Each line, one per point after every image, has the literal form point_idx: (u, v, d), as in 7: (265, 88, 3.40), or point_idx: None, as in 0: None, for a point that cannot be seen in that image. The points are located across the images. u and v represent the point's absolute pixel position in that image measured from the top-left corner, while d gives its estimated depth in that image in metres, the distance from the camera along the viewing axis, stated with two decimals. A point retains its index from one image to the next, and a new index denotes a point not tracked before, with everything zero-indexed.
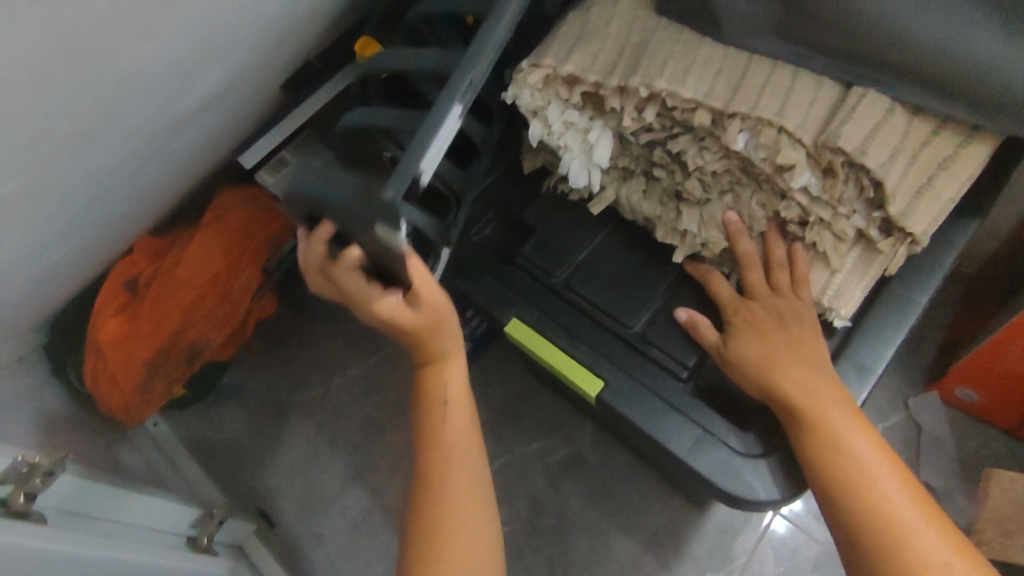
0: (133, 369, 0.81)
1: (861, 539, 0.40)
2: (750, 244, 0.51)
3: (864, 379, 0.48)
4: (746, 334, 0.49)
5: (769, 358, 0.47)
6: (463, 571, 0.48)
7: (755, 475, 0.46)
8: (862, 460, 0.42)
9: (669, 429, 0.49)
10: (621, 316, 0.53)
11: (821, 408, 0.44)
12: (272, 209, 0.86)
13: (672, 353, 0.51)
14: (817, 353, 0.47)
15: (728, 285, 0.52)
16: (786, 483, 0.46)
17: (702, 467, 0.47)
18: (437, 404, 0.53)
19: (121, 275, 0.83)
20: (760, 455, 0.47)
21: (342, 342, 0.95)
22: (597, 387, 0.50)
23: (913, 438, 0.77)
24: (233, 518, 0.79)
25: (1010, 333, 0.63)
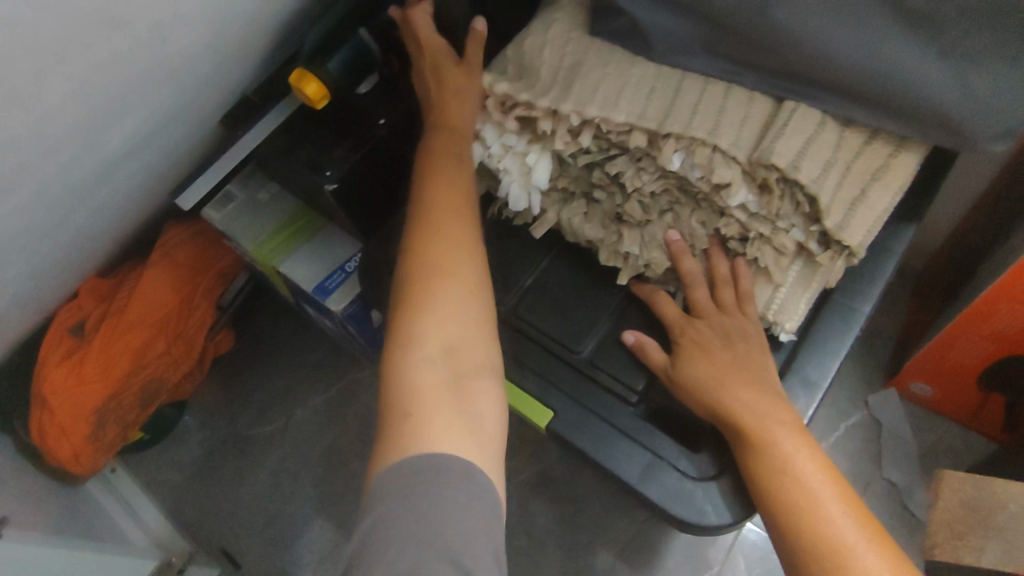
0: (81, 418, 0.78)
1: (812, 563, 0.39)
2: (693, 263, 0.50)
3: (811, 394, 0.48)
4: (693, 353, 0.48)
5: (717, 379, 0.46)
6: (455, 307, 0.45)
7: (706, 498, 0.46)
8: (810, 483, 0.41)
9: (620, 455, 0.48)
10: (568, 342, 0.53)
11: (767, 432, 0.44)
12: (222, 243, 0.84)
13: (620, 377, 0.51)
14: (763, 371, 0.47)
15: (674, 304, 0.51)
16: (736, 506, 0.46)
17: (653, 494, 0.47)
18: (448, 156, 0.51)
19: (65, 320, 0.80)
20: (712, 477, 0.47)
21: (302, 372, 0.93)
22: (546, 417, 0.50)
23: (874, 436, 0.78)
24: (196, 567, 0.78)
25: (957, 328, 0.65)
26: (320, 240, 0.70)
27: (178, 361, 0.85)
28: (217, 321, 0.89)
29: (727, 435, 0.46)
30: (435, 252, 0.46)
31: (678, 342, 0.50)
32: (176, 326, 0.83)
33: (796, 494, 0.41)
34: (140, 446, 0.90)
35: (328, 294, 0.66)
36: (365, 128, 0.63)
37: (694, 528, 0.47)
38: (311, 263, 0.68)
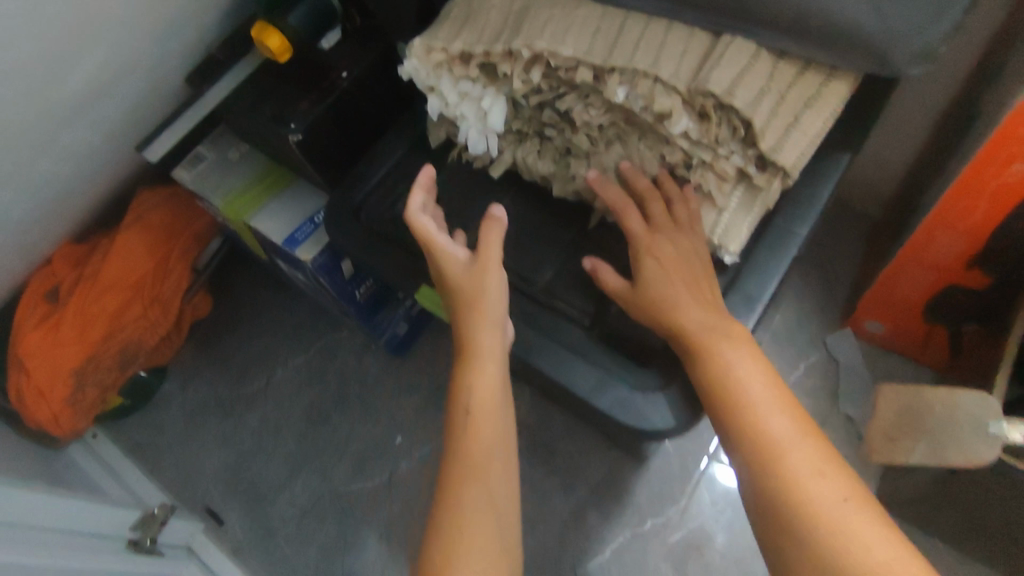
0: (60, 379, 0.79)
1: (747, 446, 0.43)
2: (647, 182, 0.52)
3: (751, 309, 0.51)
4: (651, 269, 0.50)
5: (671, 298, 0.49)
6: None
7: (654, 406, 0.50)
8: (748, 386, 0.45)
9: (575, 374, 0.51)
10: (526, 274, 0.55)
11: (714, 343, 0.46)
12: (195, 206, 0.86)
13: (575, 304, 0.54)
14: (711, 292, 0.50)
15: (638, 216, 0.52)
16: (681, 412, 0.49)
17: (604, 405, 0.50)
18: (460, 412, 0.48)
19: (42, 286, 0.81)
20: (660, 387, 0.50)
21: (282, 335, 0.95)
22: None
23: (832, 372, 0.81)
24: (175, 519, 0.79)
25: (902, 260, 0.68)
26: (290, 196, 0.72)
27: (156, 324, 0.86)
28: (193, 284, 0.91)
29: (679, 349, 0.49)
30: (466, 518, 0.43)
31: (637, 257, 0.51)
32: (153, 289, 0.84)
33: (738, 395, 0.44)
34: (121, 412, 0.91)
35: (298, 246, 0.67)
36: (329, 81, 0.65)
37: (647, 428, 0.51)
38: (281, 216, 0.70)
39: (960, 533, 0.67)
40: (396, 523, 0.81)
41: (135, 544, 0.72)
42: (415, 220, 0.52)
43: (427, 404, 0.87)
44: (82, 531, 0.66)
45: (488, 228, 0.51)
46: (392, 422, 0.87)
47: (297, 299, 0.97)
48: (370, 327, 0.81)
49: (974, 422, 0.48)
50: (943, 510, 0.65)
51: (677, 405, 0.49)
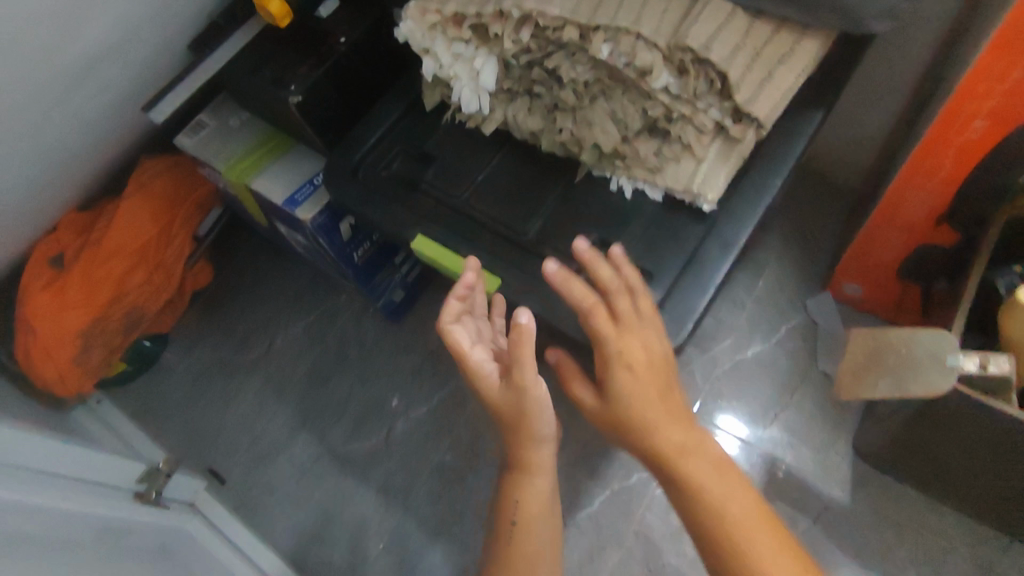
0: (67, 341, 0.82)
1: (700, 525, 0.46)
2: (606, 270, 0.51)
3: (727, 253, 0.53)
4: (622, 379, 0.49)
5: (640, 400, 0.49)
6: None
7: None
8: (705, 488, 0.47)
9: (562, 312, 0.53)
10: (516, 225, 0.57)
11: (681, 455, 0.48)
12: (197, 175, 0.89)
13: (563, 251, 0.56)
14: (671, 378, 0.50)
15: (610, 270, 0.51)
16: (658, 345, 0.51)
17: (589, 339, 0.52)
18: (507, 527, 0.57)
19: (47, 252, 0.84)
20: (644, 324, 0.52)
21: (282, 304, 0.98)
22: (496, 283, 0.54)
23: (811, 333, 0.85)
24: (180, 474, 0.81)
25: (876, 220, 0.71)
26: (290, 159, 0.74)
27: (159, 289, 0.89)
28: (194, 251, 0.93)
29: (649, 458, 0.50)
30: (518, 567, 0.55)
31: (605, 359, 0.49)
32: (156, 256, 0.87)
33: (702, 510, 0.47)
34: (124, 379, 0.94)
35: (298, 206, 0.70)
36: (327, 46, 0.67)
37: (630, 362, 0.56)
38: (282, 178, 0.73)
39: (926, 477, 0.70)
40: (392, 481, 0.84)
41: (140, 496, 0.75)
42: (450, 340, 0.52)
43: (423, 367, 0.90)
44: (92, 479, 0.69)
45: (520, 345, 0.48)
46: (388, 385, 0.90)
47: (297, 269, 1.00)
48: (370, 289, 0.84)
49: (932, 359, 0.51)
50: (908, 454, 0.70)
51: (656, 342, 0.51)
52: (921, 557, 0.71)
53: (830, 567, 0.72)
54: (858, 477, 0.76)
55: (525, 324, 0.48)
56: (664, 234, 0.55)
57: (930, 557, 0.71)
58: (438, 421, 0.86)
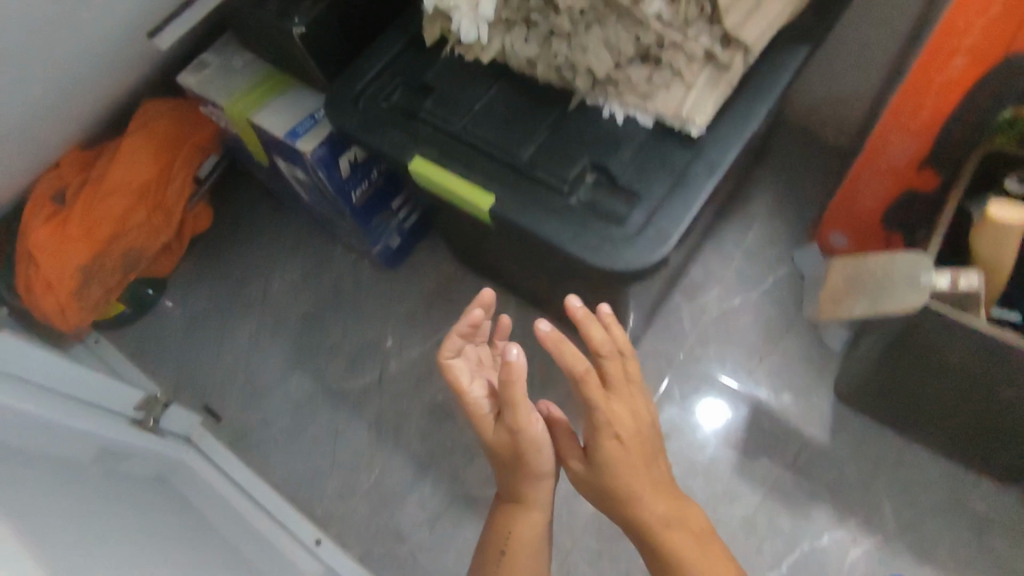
0: (68, 275, 0.83)
1: None
2: (600, 334, 0.52)
3: (714, 172, 0.55)
4: (611, 447, 0.52)
5: (630, 469, 0.53)
6: None
7: (626, 250, 0.52)
8: (691, 563, 0.52)
9: (551, 226, 0.54)
10: (510, 148, 0.58)
11: (665, 529, 0.54)
12: (199, 118, 0.90)
13: (554, 172, 0.56)
14: (652, 452, 0.55)
15: (599, 333, 0.52)
16: (643, 253, 0.52)
17: (577, 248, 0.53)
18: (496, 556, 0.58)
19: (50, 189, 0.85)
20: (632, 237, 0.53)
21: (279, 250, 0.99)
22: (489, 201, 0.56)
23: (798, 283, 0.87)
24: (176, 406, 0.82)
25: (861, 165, 0.73)
26: (292, 97, 0.76)
27: (159, 230, 0.90)
28: (194, 194, 0.95)
29: (631, 528, 0.55)
30: None
31: (595, 427, 0.52)
32: (157, 196, 0.88)
33: None
34: (123, 320, 0.96)
35: (298, 138, 0.71)
36: None
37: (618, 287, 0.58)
38: (284, 112, 0.74)
39: (904, 413, 0.73)
40: (385, 417, 0.86)
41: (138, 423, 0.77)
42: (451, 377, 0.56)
43: (418, 311, 0.92)
44: (82, 398, 0.70)
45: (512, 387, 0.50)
46: (383, 328, 0.92)
47: (296, 218, 1.01)
48: (367, 231, 0.86)
49: (907, 278, 0.53)
50: (889, 391, 0.71)
51: (641, 248, 0.52)
52: (897, 491, 0.73)
53: (811, 501, 0.74)
54: (838, 417, 0.78)
55: (515, 362, 0.49)
56: (653, 157, 0.56)
57: (907, 489, 0.73)
58: (431, 361, 0.88)
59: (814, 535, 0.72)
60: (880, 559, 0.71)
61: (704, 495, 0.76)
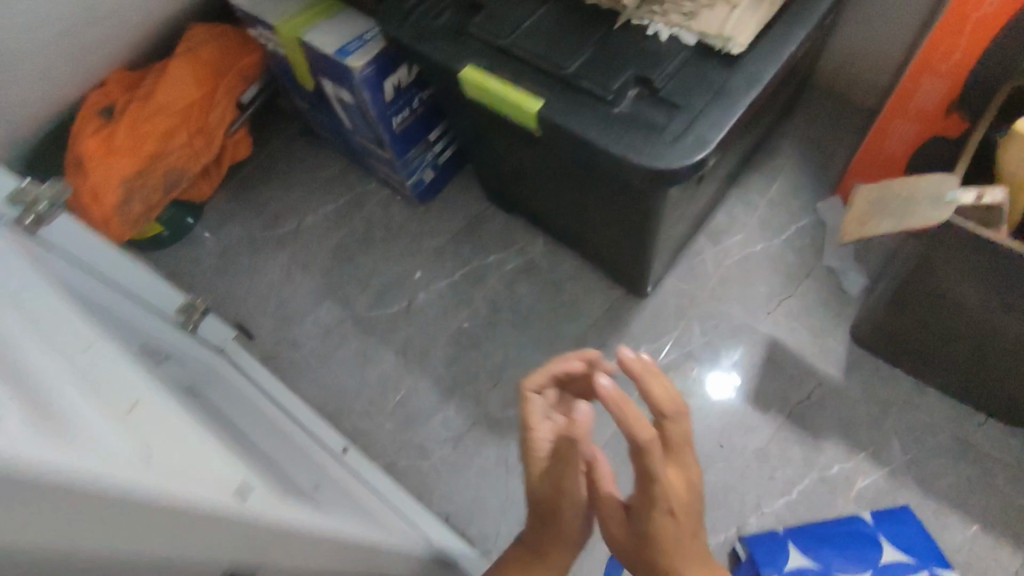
0: (113, 186, 0.86)
1: None
2: (660, 389, 0.44)
3: (753, 86, 0.58)
4: (662, 524, 0.44)
5: (678, 549, 0.45)
6: None
7: (669, 148, 0.55)
8: None
9: (595, 129, 0.57)
10: (557, 62, 0.61)
11: None
12: (243, 45, 0.93)
13: (599, 83, 0.59)
14: (699, 539, 0.46)
15: (662, 391, 0.44)
16: (683, 151, 0.55)
17: (620, 148, 0.56)
18: None
19: (97, 103, 0.87)
20: (673, 140, 0.56)
21: (314, 185, 1.03)
22: (537, 105, 0.59)
23: (819, 236, 0.89)
24: (212, 317, 0.86)
25: (891, 111, 0.75)
26: (339, 20, 0.77)
27: (199, 153, 0.93)
28: (235, 121, 0.97)
29: None
30: None
31: (651, 499, 0.43)
32: (198, 121, 0.91)
33: None
34: (159, 241, 0.99)
35: (348, 56, 0.73)
36: None
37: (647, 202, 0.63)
38: (333, 33, 0.76)
39: (916, 356, 0.75)
40: (412, 342, 0.88)
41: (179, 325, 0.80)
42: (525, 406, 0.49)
43: (448, 246, 0.95)
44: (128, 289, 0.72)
45: (569, 441, 0.45)
46: (413, 261, 0.94)
47: (332, 155, 1.04)
48: (403, 163, 0.88)
49: (934, 194, 0.55)
50: (902, 333, 0.73)
51: (680, 149, 0.55)
52: (906, 430, 0.75)
53: (822, 436, 0.76)
54: (852, 359, 0.80)
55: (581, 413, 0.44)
56: (693, 75, 0.59)
57: (915, 430, 0.75)
58: (458, 292, 0.91)
59: (823, 466, 0.75)
60: (888, 492, 0.73)
61: (718, 426, 0.78)
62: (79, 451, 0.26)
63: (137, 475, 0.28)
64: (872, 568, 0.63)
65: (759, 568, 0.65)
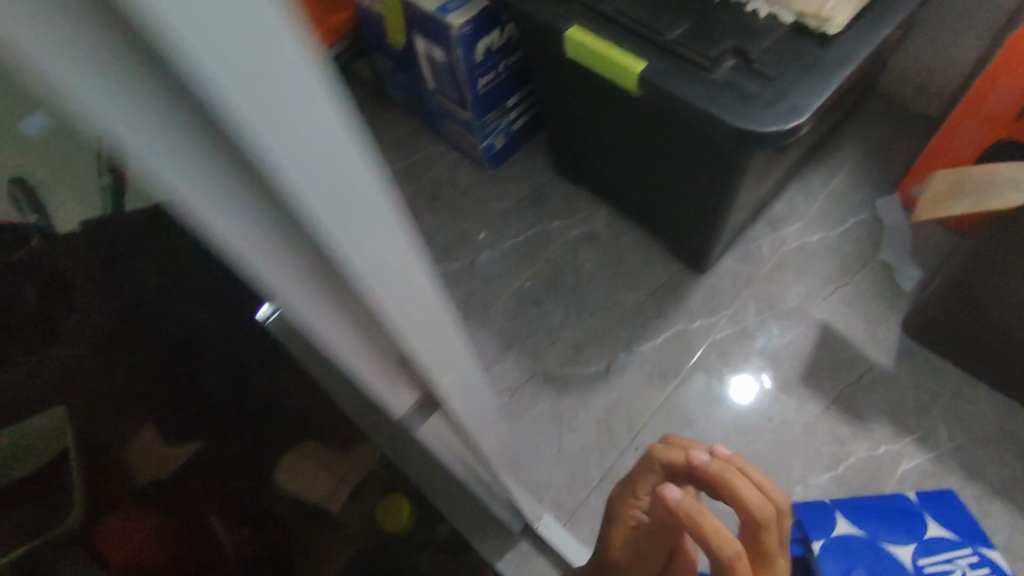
0: None
1: None
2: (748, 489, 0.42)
3: (846, 63, 0.61)
4: None
5: None
6: None
7: (765, 112, 0.58)
8: None
9: (693, 90, 0.61)
10: (658, 27, 0.64)
11: None
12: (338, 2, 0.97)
13: (698, 49, 0.62)
14: None
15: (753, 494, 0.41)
16: (778, 115, 0.58)
17: (717, 108, 0.59)
18: None
19: None
20: (768, 105, 0.59)
21: (388, 143, 1.06)
22: (640, 65, 0.63)
23: (877, 230, 0.92)
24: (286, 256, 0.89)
25: (965, 109, 0.78)
26: None
27: None
28: None
29: None
30: None
31: None
32: None
33: None
34: None
35: (450, 12, 0.77)
36: None
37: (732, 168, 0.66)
38: None
39: (966, 350, 0.77)
40: (474, 297, 0.92)
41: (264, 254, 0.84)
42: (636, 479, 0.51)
43: (513, 211, 0.98)
44: None
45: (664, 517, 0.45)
46: (478, 222, 0.98)
47: (406, 116, 1.08)
48: (481, 125, 0.92)
49: None
50: (956, 326, 0.76)
51: (775, 114, 0.58)
52: (953, 419, 0.78)
53: (870, 417, 0.79)
54: (903, 348, 0.83)
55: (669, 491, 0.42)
56: (790, 49, 0.62)
57: (962, 420, 0.78)
58: (521, 254, 0.94)
59: (869, 446, 0.77)
60: (931, 475, 0.75)
61: (768, 398, 0.81)
62: (301, 164, 0.17)
63: (325, 231, 0.19)
64: (917, 541, 0.65)
65: (806, 530, 0.67)
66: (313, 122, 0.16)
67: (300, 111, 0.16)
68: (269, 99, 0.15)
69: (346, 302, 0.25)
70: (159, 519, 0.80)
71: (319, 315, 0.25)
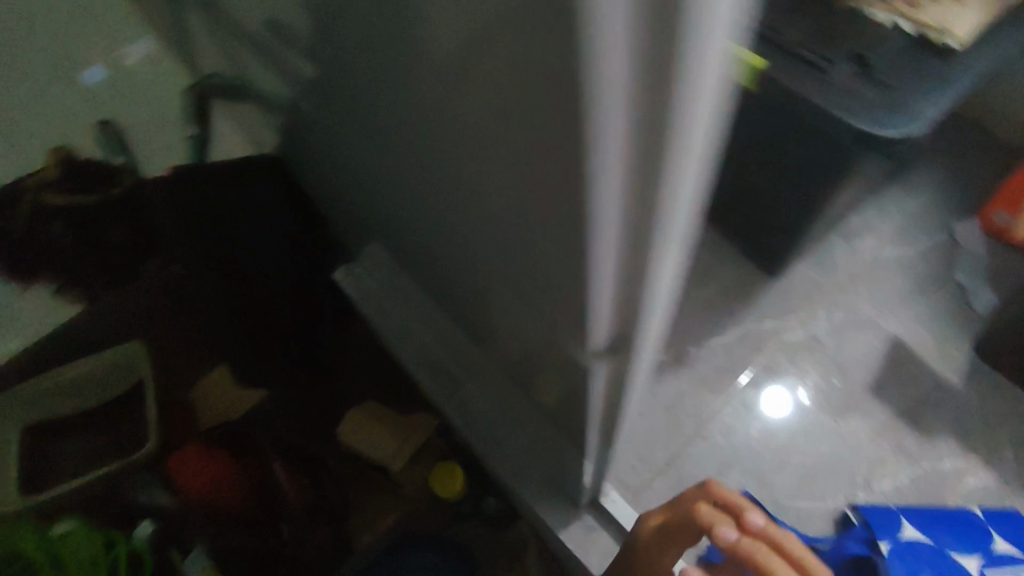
0: None
1: None
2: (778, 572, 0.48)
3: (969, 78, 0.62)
4: None
5: None
6: None
7: (892, 119, 0.60)
8: None
9: (816, 93, 0.62)
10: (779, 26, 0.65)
11: None
12: None
13: (821, 52, 0.63)
14: None
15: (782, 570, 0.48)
16: (906, 123, 0.60)
17: (842, 112, 0.61)
18: None
19: None
20: (894, 112, 0.60)
21: None
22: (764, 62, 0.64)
23: (950, 251, 0.93)
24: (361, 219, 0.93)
25: None
26: None
27: None
28: None
29: None
30: None
31: None
32: None
33: None
34: None
35: None
36: None
37: (838, 170, 0.68)
38: None
39: None
40: None
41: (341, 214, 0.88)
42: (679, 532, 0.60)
43: None
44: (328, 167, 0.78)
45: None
46: None
47: None
48: None
49: None
50: None
51: (901, 122, 0.60)
52: (1017, 440, 0.81)
53: (936, 430, 0.81)
54: (972, 367, 0.85)
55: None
56: (913, 60, 0.63)
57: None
58: None
59: (935, 458, 0.80)
60: (995, 494, 0.78)
61: (840, 403, 0.83)
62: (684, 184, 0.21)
63: (663, 239, 0.23)
64: (982, 553, 0.65)
65: (874, 532, 0.68)
66: (710, 132, 0.19)
67: (706, 144, 0.20)
68: (702, 130, 0.19)
69: (619, 286, 0.27)
70: (227, 459, 0.91)
71: (598, 299, 0.29)
